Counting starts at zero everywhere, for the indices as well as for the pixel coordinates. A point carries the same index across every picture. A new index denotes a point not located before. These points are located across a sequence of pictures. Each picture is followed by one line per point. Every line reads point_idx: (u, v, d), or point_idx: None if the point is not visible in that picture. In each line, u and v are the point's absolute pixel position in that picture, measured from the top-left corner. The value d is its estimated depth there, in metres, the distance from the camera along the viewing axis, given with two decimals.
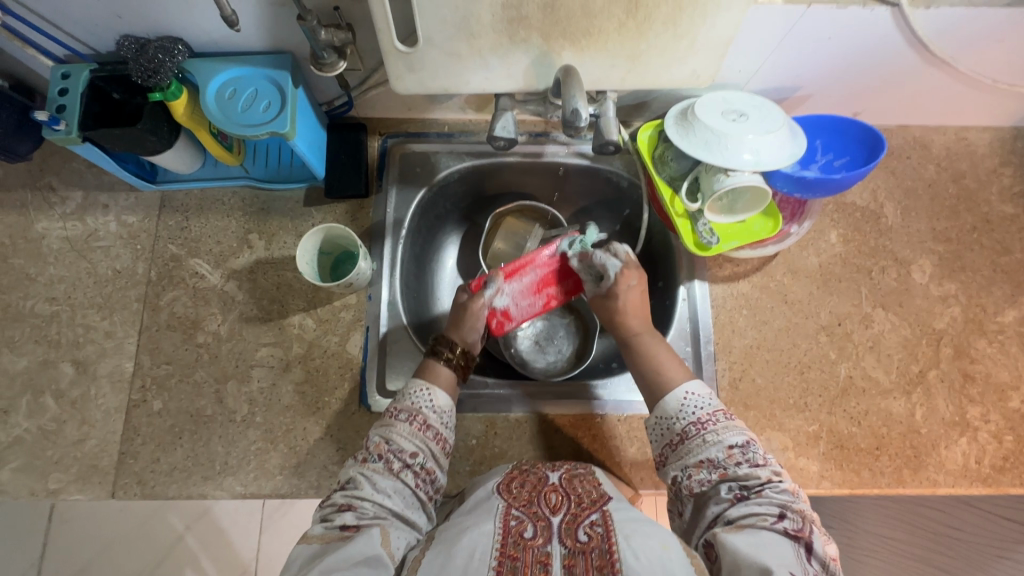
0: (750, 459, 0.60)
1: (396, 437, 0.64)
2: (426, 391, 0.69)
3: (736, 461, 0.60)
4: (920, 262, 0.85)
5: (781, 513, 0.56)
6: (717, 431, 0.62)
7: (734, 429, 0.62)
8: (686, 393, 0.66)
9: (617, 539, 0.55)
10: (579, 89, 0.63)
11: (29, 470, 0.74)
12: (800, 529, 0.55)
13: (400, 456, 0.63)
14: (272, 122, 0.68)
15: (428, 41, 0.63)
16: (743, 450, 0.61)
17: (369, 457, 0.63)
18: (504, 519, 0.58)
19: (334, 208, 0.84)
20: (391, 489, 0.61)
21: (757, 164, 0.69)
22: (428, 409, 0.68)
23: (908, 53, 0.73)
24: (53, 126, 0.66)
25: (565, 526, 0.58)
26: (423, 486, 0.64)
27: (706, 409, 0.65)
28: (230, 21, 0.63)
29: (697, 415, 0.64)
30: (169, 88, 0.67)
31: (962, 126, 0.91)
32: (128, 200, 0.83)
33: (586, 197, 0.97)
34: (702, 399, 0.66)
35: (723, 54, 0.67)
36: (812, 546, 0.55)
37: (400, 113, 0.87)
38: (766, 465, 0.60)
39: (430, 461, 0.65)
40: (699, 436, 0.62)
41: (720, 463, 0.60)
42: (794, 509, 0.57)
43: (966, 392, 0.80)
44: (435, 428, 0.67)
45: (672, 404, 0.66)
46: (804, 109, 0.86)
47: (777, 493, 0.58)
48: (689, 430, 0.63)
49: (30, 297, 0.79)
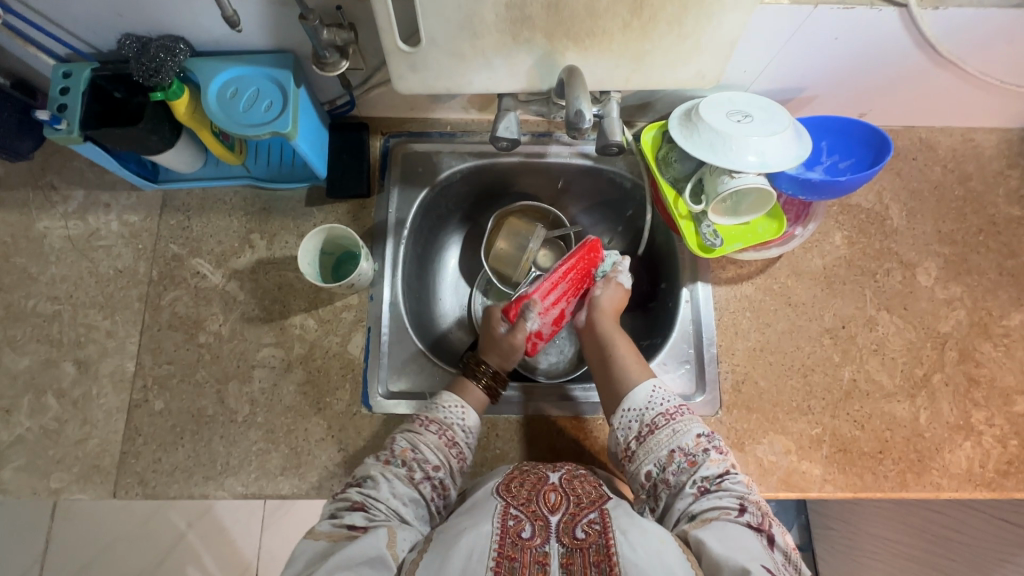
0: (714, 447, 0.63)
1: (422, 446, 0.66)
2: (459, 408, 0.70)
3: (703, 449, 0.63)
4: (925, 264, 0.85)
5: (743, 505, 0.58)
6: (684, 422, 0.65)
7: (698, 421, 0.66)
8: (655, 386, 0.68)
9: (614, 534, 0.55)
10: (583, 90, 0.62)
11: (31, 470, 0.74)
12: (761, 521, 0.57)
13: (423, 467, 0.64)
14: (274, 122, 0.67)
15: (431, 41, 0.63)
16: (709, 440, 0.64)
17: (392, 459, 0.64)
18: (501, 519, 0.58)
19: (336, 208, 0.84)
20: (407, 497, 0.62)
21: (762, 166, 0.69)
22: (458, 427, 0.69)
23: (916, 54, 0.72)
24: (55, 125, 0.65)
25: (563, 524, 0.58)
26: (436, 501, 0.64)
27: (672, 402, 0.67)
28: (232, 22, 0.62)
29: (665, 407, 0.67)
30: (170, 87, 0.67)
31: (969, 128, 0.90)
32: (129, 199, 0.83)
33: (589, 197, 0.96)
34: (669, 393, 0.68)
35: (728, 54, 0.66)
36: (774, 538, 0.57)
37: (402, 112, 0.87)
38: (728, 456, 0.63)
39: (448, 477, 0.66)
40: (668, 427, 0.65)
41: (688, 452, 0.63)
42: (751, 500, 0.59)
43: (970, 395, 0.79)
44: (460, 446, 0.68)
45: (642, 396, 0.68)
46: (809, 109, 0.85)
47: (735, 485, 0.61)
48: (658, 421, 0.65)
49: (31, 296, 0.79)
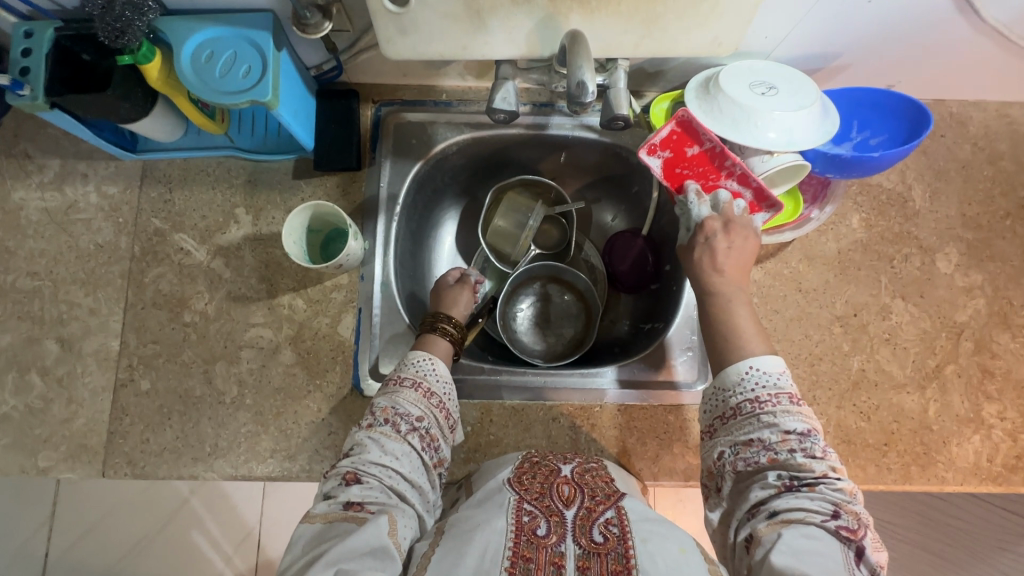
0: (806, 450, 0.52)
1: (402, 402, 0.64)
2: (428, 360, 0.69)
3: (790, 448, 0.52)
4: (946, 250, 0.80)
5: (835, 511, 0.49)
6: (773, 414, 0.53)
7: (796, 415, 0.53)
8: (749, 367, 0.56)
9: (633, 541, 0.53)
10: (587, 57, 0.56)
11: (18, 448, 0.73)
12: (854, 531, 0.48)
13: (408, 420, 0.63)
14: (253, 90, 0.63)
15: (421, 1, 0.57)
16: (801, 439, 0.52)
17: (375, 421, 0.62)
18: (516, 514, 0.56)
19: (325, 182, 0.80)
20: (399, 452, 0.61)
21: (788, 144, 0.64)
22: (431, 378, 0.67)
23: (955, 19, 0.65)
24: (17, 91, 0.61)
25: (579, 522, 0.56)
26: (427, 451, 0.63)
27: (768, 388, 0.55)
28: None
29: (756, 393, 0.55)
30: (139, 51, 0.61)
31: (1004, 102, 0.83)
32: (108, 169, 0.79)
33: (593, 171, 0.91)
34: (766, 376, 0.55)
35: (749, 18, 0.60)
36: (862, 550, 0.48)
37: (395, 79, 0.81)
38: (825, 459, 0.52)
39: (434, 427, 0.64)
40: (752, 415, 0.54)
41: (771, 447, 0.53)
42: (849, 509, 0.50)
43: (984, 388, 0.76)
44: (439, 396, 0.66)
45: (732, 376, 0.57)
46: (834, 79, 0.79)
47: (832, 491, 0.50)
48: (744, 407, 0.55)
49: (11, 272, 0.76)
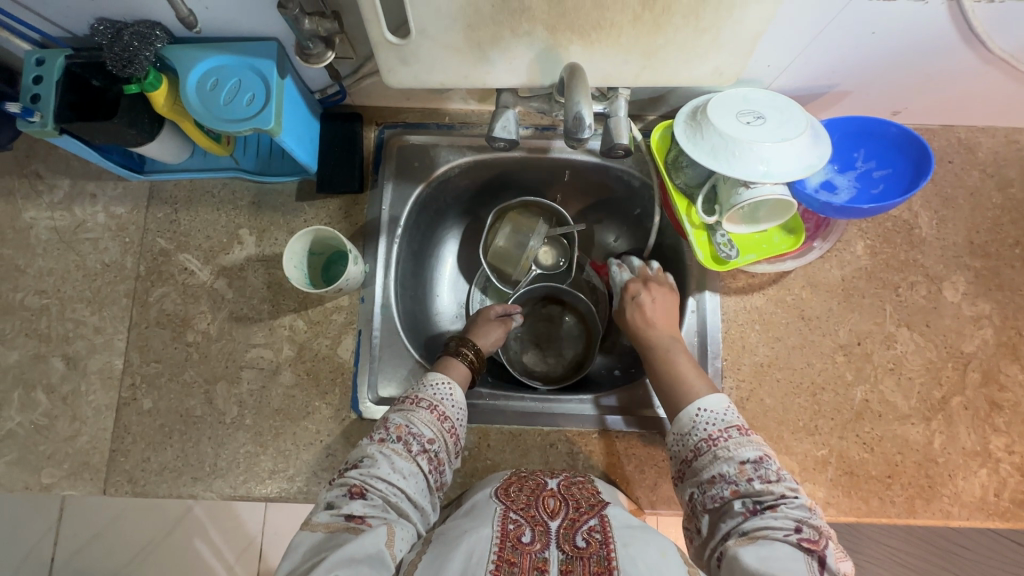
0: (762, 475, 0.57)
1: (416, 421, 0.64)
2: (446, 385, 0.69)
3: (749, 477, 0.57)
4: (953, 278, 0.79)
5: (797, 526, 0.53)
6: (728, 448, 0.59)
7: (748, 445, 0.59)
8: (699, 410, 0.64)
9: (616, 546, 0.54)
10: (585, 90, 0.56)
11: (23, 464, 0.74)
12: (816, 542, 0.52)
13: (419, 441, 0.63)
14: (256, 118, 0.63)
15: (421, 33, 0.57)
16: (756, 466, 0.57)
17: (387, 437, 0.62)
18: (501, 522, 0.56)
19: (327, 204, 0.80)
20: (407, 471, 0.61)
21: (766, 175, 0.63)
22: (447, 403, 0.67)
23: (962, 51, 0.64)
24: (28, 117, 0.62)
25: (563, 530, 0.57)
26: (433, 474, 0.63)
27: (719, 425, 0.62)
28: (189, 23, 0.61)
29: (709, 432, 0.61)
30: (145, 79, 0.63)
31: (1013, 128, 0.82)
32: (116, 189, 0.80)
33: (595, 193, 0.91)
34: (715, 415, 0.63)
35: (750, 50, 0.60)
36: (825, 559, 0.52)
37: (398, 102, 0.82)
38: (781, 481, 0.56)
39: (443, 451, 0.64)
40: (711, 453, 0.60)
41: (732, 479, 0.57)
42: (810, 523, 0.53)
43: (991, 421, 0.75)
44: (452, 422, 0.67)
45: (686, 420, 0.64)
46: (838, 106, 0.78)
47: (792, 508, 0.54)
48: (702, 446, 0.61)
49: (20, 289, 0.78)
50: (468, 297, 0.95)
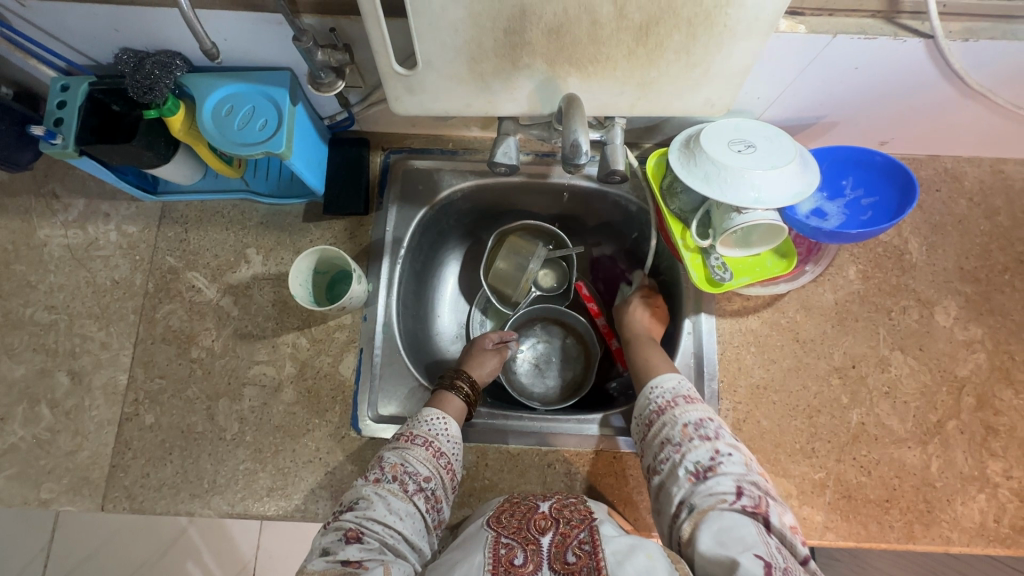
0: (702, 436, 0.61)
1: (412, 460, 0.64)
2: (441, 420, 0.69)
3: (690, 437, 0.62)
4: (944, 303, 0.80)
5: (738, 489, 0.56)
6: (676, 414, 0.64)
7: (691, 410, 0.64)
8: (652, 385, 0.69)
9: (603, 555, 0.54)
10: (582, 119, 0.59)
11: (22, 479, 0.74)
12: (758, 505, 0.55)
13: (415, 479, 0.63)
14: (268, 142, 0.66)
15: (427, 65, 0.60)
16: (697, 427, 0.62)
17: (382, 477, 0.62)
18: (493, 548, 0.56)
19: (333, 225, 0.83)
20: (403, 512, 0.60)
21: (758, 201, 0.65)
22: (442, 438, 0.67)
23: (944, 86, 0.67)
24: (50, 139, 0.65)
25: (554, 549, 0.57)
26: (430, 513, 0.63)
27: (669, 395, 0.67)
28: (211, 54, 0.62)
29: (660, 402, 0.67)
30: (164, 104, 0.65)
31: (998, 159, 0.85)
32: (129, 209, 0.83)
33: (594, 218, 0.94)
34: (667, 388, 0.68)
35: (740, 83, 0.63)
36: (770, 520, 0.54)
37: (403, 128, 0.85)
38: (721, 441, 0.61)
39: (440, 488, 0.65)
40: (660, 421, 0.65)
41: (677, 442, 0.62)
42: (750, 483, 0.56)
43: (987, 445, 0.75)
44: (448, 457, 0.67)
45: (642, 395, 0.70)
46: (827, 136, 0.81)
47: (732, 468, 0.58)
48: (653, 416, 0.66)
49: (30, 305, 0.80)
50: (469, 318, 0.96)
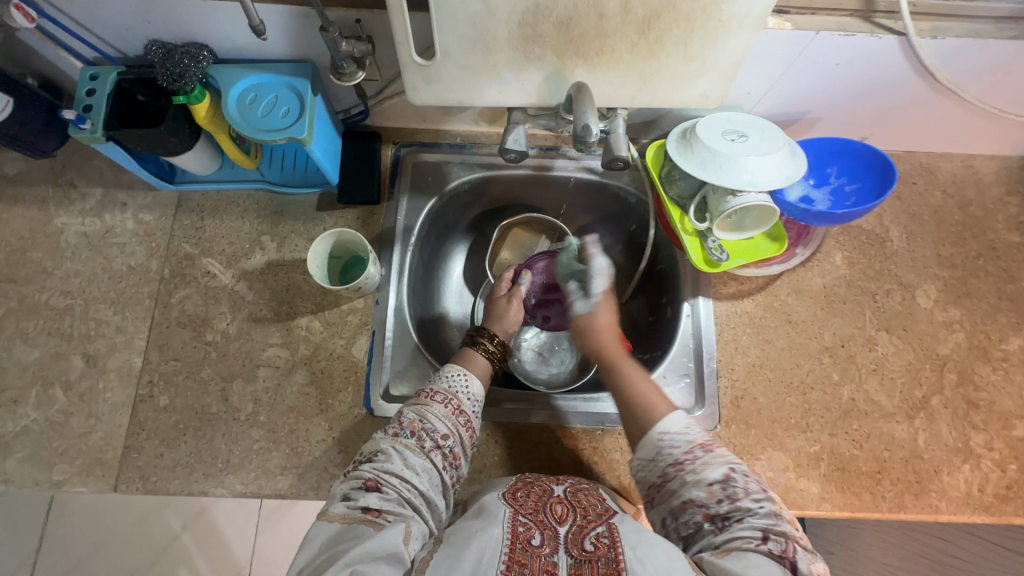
0: (726, 491, 0.58)
1: (430, 417, 0.67)
2: (462, 376, 0.72)
3: (715, 496, 0.58)
4: (925, 287, 0.86)
5: (767, 536, 0.54)
6: (695, 469, 0.60)
7: (710, 463, 0.60)
8: (660, 434, 0.63)
9: (623, 548, 0.55)
10: (591, 106, 0.63)
11: (34, 461, 0.74)
12: (787, 550, 0.53)
13: (433, 436, 0.65)
14: (291, 128, 0.69)
15: (445, 55, 0.65)
16: (721, 483, 0.59)
17: (402, 432, 0.65)
18: (511, 524, 0.58)
19: (346, 214, 0.86)
20: (421, 467, 0.63)
21: (751, 184, 0.69)
22: (462, 395, 0.70)
23: (917, 81, 0.74)
24: (79, 125, 0.67)
25: (571, 535, 0.59)
26: (448, 470, 0.65)
27: (682, 446, 0.62)
28: (259, 31, 0.63)
29: (674, 456, 0.62)
30: (192, 92, 0.69)
31: (968, 154, 0.92)
32: (146, 198, 0.85)
33: (594, 211, 0.98)
34: (677, 436, 0.63)
35: (733, 76, 0.68)
36: (798, 566, 0.52)
37: (414, 123, 0.89)
38: (747, 494, 0.57)
39: (458, 446, 0.67)
40: (677, 477, 0.61)
41: (700, 502, 0.59)
42: (779, 531, 0.54)
43: (969, 419, 0.79)
44: (467, 415, 0.70)
45: (650, 446, 0.64)
46: (812, 132, 0.87)
47: (759, 518, 0.56)
48: (668, 471, 0.61)
49: (46, 290, 0.81)
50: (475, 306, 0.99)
